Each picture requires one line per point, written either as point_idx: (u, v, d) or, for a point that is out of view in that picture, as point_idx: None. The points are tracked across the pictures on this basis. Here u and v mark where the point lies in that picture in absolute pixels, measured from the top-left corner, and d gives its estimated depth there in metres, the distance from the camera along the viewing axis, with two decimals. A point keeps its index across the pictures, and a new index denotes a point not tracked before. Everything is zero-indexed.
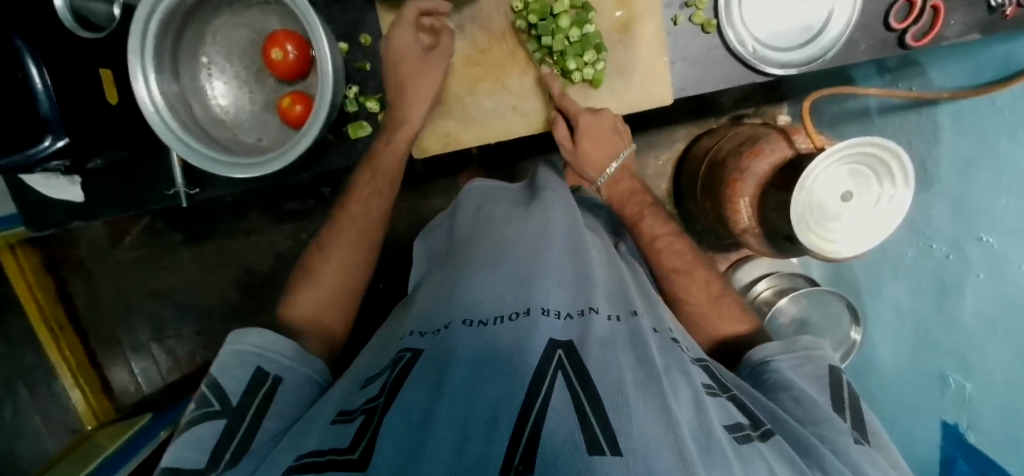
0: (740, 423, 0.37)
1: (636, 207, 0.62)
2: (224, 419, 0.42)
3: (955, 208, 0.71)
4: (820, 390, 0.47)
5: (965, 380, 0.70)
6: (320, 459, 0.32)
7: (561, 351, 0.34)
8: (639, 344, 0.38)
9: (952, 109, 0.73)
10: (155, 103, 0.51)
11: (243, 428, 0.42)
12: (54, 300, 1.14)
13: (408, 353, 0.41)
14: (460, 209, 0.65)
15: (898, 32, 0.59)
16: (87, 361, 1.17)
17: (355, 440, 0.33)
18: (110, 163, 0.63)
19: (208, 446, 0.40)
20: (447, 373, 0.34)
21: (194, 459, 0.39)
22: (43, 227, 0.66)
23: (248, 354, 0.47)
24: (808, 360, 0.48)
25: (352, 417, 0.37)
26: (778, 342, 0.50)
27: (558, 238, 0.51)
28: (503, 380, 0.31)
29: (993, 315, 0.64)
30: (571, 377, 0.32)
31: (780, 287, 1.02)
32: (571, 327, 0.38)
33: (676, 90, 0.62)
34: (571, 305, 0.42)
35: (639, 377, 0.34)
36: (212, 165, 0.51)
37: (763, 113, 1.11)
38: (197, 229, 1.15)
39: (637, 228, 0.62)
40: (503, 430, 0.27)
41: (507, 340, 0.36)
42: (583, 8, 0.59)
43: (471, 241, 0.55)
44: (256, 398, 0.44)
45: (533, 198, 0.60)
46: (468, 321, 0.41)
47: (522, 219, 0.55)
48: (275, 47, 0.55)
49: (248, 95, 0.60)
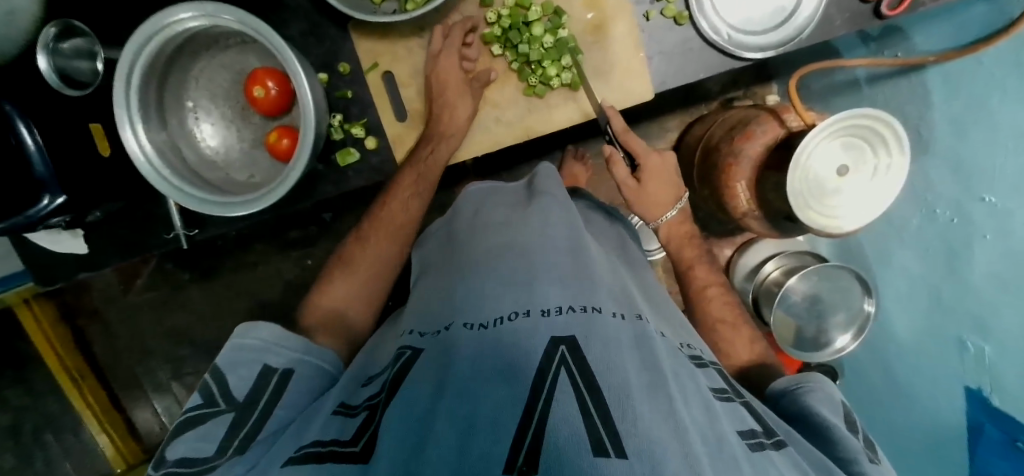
0: (753, 430, 0.37)
1: (692, 252, 0.72)
2: (233, 410, 0.43)
3: (954, 170, 0.70)
4: (833, 410, 0.48)
5: (983, 343, 0.68)
6: (322, 451, 0.34)
7: (563, 347, 0.34)
8: (644, 346, 0.38)
9: (939, 72, 0.72)
10: (144, 151, 0.52)
11: (252, 419, 0.43)
12: (73, 349, 1.16)
13: (408, 351, 0.41)
14: (455, 215, 0.65)
15: (872, 3, 0.59)
16: (111, 406, 1.19)
17: (358, 433, 0.35)
18: (110, 214, 0.64)
19: (219, 434, 0.41)
20: (449, 374, 0.34)
21: (203, 449, 0.40)
22: (51, 282, 0.67)
23: (258, 348, 0.48)
24: (818, 387, 0.51)
25: (353, 412, 0.39)
26: (786, 375, 0.54)
27: (555, 239, 0.51)
28: (505, 381, 0.31)
29: (1003, 273, 0.63)
30: (575, 376, 0.31)
31: (789, 266, 1.00)
32: (573, 322, 0.37)
33: (656, 85, 0.63)
34: (573, 299, 0.41)
35: (644, 379, 0.33)
36: (208, 206, 0.52)
37: (753, 94, 1.10)
38: (204, 266, 1.16)
39: (690, 272, 0.71)
40: (507, 432, 0.27)
41: (507, 341, 0.36)
42: (555, 14, 0.60)
43: (467, 243, 0.55)
44: (265, 393, 0.45)
45: (530, 201, 0.60)
46: (469, 323, 0.40)
47: (518, 222, 0.55)
48: (257, 85, 0.56)
49: (236, 133, 0.61)
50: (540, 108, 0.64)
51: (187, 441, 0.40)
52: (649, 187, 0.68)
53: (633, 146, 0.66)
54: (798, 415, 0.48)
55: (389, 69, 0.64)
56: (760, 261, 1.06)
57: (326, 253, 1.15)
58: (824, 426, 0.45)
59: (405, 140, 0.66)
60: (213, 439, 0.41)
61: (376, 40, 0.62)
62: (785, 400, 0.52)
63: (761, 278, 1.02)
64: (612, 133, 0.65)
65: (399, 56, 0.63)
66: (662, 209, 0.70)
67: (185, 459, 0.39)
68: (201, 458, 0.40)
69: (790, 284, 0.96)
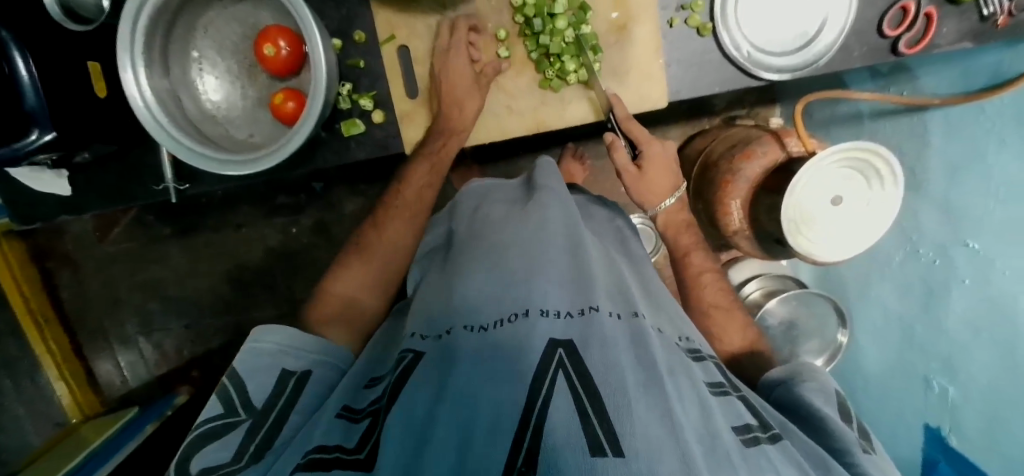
0: (748, 424, 0.38)
1: (689, 238, 0.70)
2: (252, 418, 0.42)
3: (943, 212, 0.72)
4: (828, 400, 0.49)
5: (948, 385, 0.72)
6: (327, 457, 0.34)
7: (561, 351, 0.34)
8: (642, 345, 0.37)
9: (941, 115, 0.72)
10: (144, 97, 0.50)
11: (266, 428, 0.42)
12: (40, 292, 1.12)
13: (410, 354, 0.40)
14: (457, 209, 0.65)
15: (891, 39, 0.58)
16: (73, 354, 1.16)
17: (363, 440, 0.35)
18: (98, 157, 0.62)
19: (236, 440, 0.40)
20: (450, 373, 0.34)
21: (219, 455, 0.39)
22: (30, 221, 0.65)
23: (272, 351, 0.48)
24: (811, 377, 0.52)
25: (357, 417, 0.39)
26: (779, 365, 0.55)
27: (556, 237, 0.49)
28: (507, 381, 0.31)
29: (976, 320, 0.66)
30: (573, 378, 0.31)
31: (770, 288, 1.02)
32: (572, 326, 0.37)
33: (670, 94, 0.61)
34: (571, 302, 0.40)
35: (641, 379, 0.33)
36: (210, 165, 0.50)
37: (755, 114, 1.12)
38: (186, 223, 1.13)
39: (687, 259, 0.70)
40: (505, 432, 0.28)
41: (508, 342, 0.36)
42: (580, 8, 0.58)
43: (471, 240, 0.54)
44: (280, 399, 0.44)
45: (530, 197, 0.59)
46: (470, 326, 0.39)
47: (522, 217, 0.54)
48: (268, 43, 0.54)
49: (240, 89, 0.59)
50: (553, 103, 0.63)
51: (205, 452, 0.39)
52: (649, 175, 0.67)
53: (637, 134, 0.66)
54: (792, 406, 0.50)
55: (405, 44, 0.62)
56: (742, 279, 1.08)
57: (313, 223, 1.14)
58: (820, 417, 0.45)
59: (413, 117, 0.64)
60: (231, 443, 0.40)
61: (395, 11, 0.60)
62: (778, 392, 0.53)
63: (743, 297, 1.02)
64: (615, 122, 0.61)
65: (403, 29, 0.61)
66: (659, 196, 0.68)
67: (208, 467, 0.38)
68: (219, 465, 0.38)
69: (769, 306, 0.98)
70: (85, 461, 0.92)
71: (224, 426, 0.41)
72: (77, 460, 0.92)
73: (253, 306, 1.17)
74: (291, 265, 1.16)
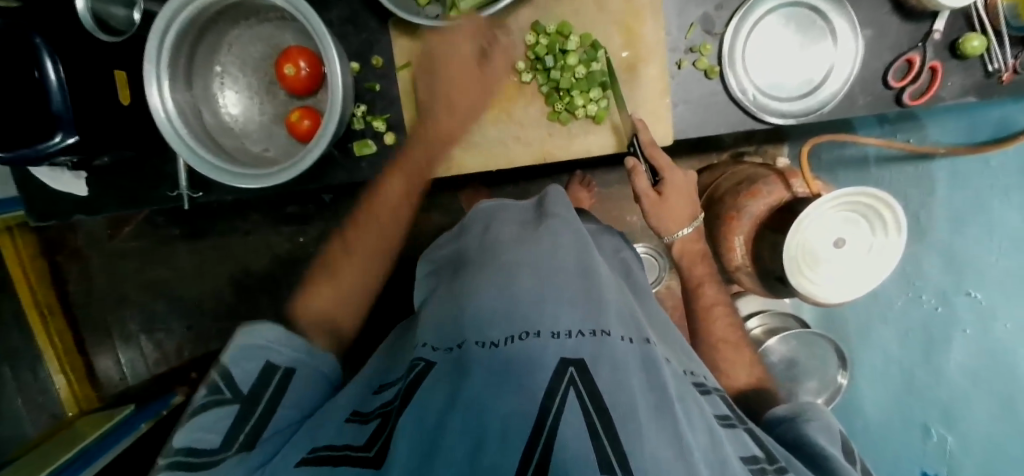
0: (755, 455, 0.38)
1: (701, 270, 0.70)
2: (239, 402, 0.43)
3: (947, 260, 0.72)
4: (832, 439, 0.48)
5: (947, 433, 0.74)
6: (335, 454, 0.34)
7: (572, 369, 0.34)
8: (652, 369, 0.38)
9: (947, 166, 0.73)
10: (166, 109, 0.52)
11: (256, 415, 0.42)
12: (49, 285, 1.14)
13: (422, 362, 0.42)
14: (467, 230, 0.66)
15: (896, 90, 0.59)
16: (75, 349, 1.18)
17: (371, 438, 0.35)
18: (117, 162, 0.64)
19: (224, 421, 0.40)
20: (464, 382, 0.35)
21: (209, 440, 0.39)
22: (45, 219, 0.66)
23: (259, 345, 0.47)
24: (817, 416, 0.52)
25: (367, 419, 0.39)
26: (786, 402, 0.55)
27: (569, 266, 0.49)
28: (517, 392, 0.32)
29: (977, 370, 0.68)
30: (584, 397, 0.31)
31: (771, 325, 1.03)
32: (583, 346, 0.37)
33: (676, 132, 0.62)
34: (582, 323, 0.40)
35: (651, 402, 0.34)
36: (225, 177, 0.52)
37: (763, 151, 1.13)
38: (196, 226, 1.15)
39: (699, 290, 0.69)
40: (516, 440, 0.28)
41: (520, 360, 0.36)
42: (592, 46, 0.59)
43: (484, 256, 0.55)
44: (267, 389, 0.44)
45: (540, 222, 0.59)
46: (481, 341, 0.40)
47: (535, 238, 0.54)
48: (288, 63, 0.55)
49: (258, 105, 0.61)
50: (561, 134, 0.64)
51: (194, 432, 0.39)
52: (669, 202, 0.65)
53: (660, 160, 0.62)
54: (794, 443, 0.48)
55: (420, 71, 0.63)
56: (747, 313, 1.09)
57: (319, 234, 1.15)
58: (820, 453, 0.45)
59: None
60: (217, 428, 0.40)
61: (413, 39, 0.62)
62: (781, 427, 0.52)
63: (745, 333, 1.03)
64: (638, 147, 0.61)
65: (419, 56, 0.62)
66: (679, 224, 0.66)
67: (194, 448, 0.38)
68: (207, 449, 0.38)
69: (768, 345, 0.98)
70: (67, 462, 0.90)
71: (209, 411, 0.41)
72: (59, 461, 0.90)
73: (255, 312, 1.18)
74: (295, 274, 1.17)
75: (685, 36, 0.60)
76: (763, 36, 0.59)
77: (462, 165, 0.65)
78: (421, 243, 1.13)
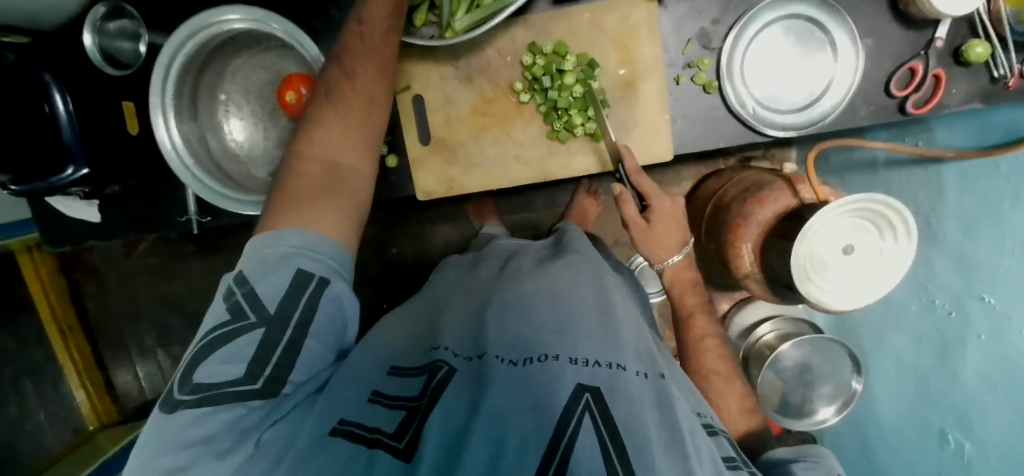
0: None
1: (694, 299, 0.68)
2: (263, 325, 0.37)
3: (960, 267, 0.71)
4: None
5: (965, 440, 0.73)
6: (366, 435, 0.34)
7: (587, 395, 0.34)
8: (665, 404, 0.37)
9: (957, 169, 0.72)
10: (172, 140, 0.55)
11: (286, 340, 0.38)
12: (67, 302, 1.17)
13: (445, 367, 0.40)
14: (485, 262, 0.67)
15: (899, 99, 0.58)
16: (94, 364, 1.20)
17: (402, 426, 0.35)
18: (127, 189, 0.65)
19: (250, 348, 0.36)
20: (484, 394, 0.35)
21: (231, 369, 0.35)
22: (60, 245, 0.68)
23: (287, 255, 0.40)
24: (817, 463, 0.45)
25: (391, 404, 0.38)
26: (789, 446, 0.50)
27: (585, 294, 0.49)
28: (535, 412, 0.33)
29: (993, 375, 0.67)
30: (599, 424, 0.32)
31: (785, 330, 1.00)
32: (600, 375, 0.37)
33: (676, 147, 0.62)
34: (601, 353, 0.40)
35: (662, 438, 0.34)
36: (225, 203, 0.54)
37: (770, 155, 1.13)
38: (208, 242, 1.17)
39: (689, 321, 0.68)
40: (531, 461, 0.30)
41: (540, 379, 0.36)
42: (588, 65, 0.60)
43: (497, 284, 0.55)
44: (296, 309, 0.38)
45: (559, 256, 0.60)
46: (500, 356, 0.40)
47: (550, 268, 0.55)
48: (291, 90, 0.56)
49: (262, 131, 0.60)
50: (561, 152, 0.64)
51: (216, 359, 0.35)
52: (657, 230, 0.64)
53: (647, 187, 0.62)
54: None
55: (420, 94, 0.64)
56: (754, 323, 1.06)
57: None
58: None
59: (425, 163, 0.65)
60: (242, 355, 0.36)
61: (412, 62, 0.63)
62: (777, 470, 0.47)
63: (754, 338, 1.02)
64: (623, 173, 0.61)
65: (418, 78, 0.63)
66: (667, 251, 0.65)
67: (211, 381, 0.35)
68: (228, 381, 0.35)
69: (781, 351, 0.96)
70: None
71: (232, 331, 0.37)
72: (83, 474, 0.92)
73: None
74: None
75: (682, 52, 0.59)
76: (762, 48, 0.58)
77: (465, 185, 0.66)
78: (429, 255, 1.14)
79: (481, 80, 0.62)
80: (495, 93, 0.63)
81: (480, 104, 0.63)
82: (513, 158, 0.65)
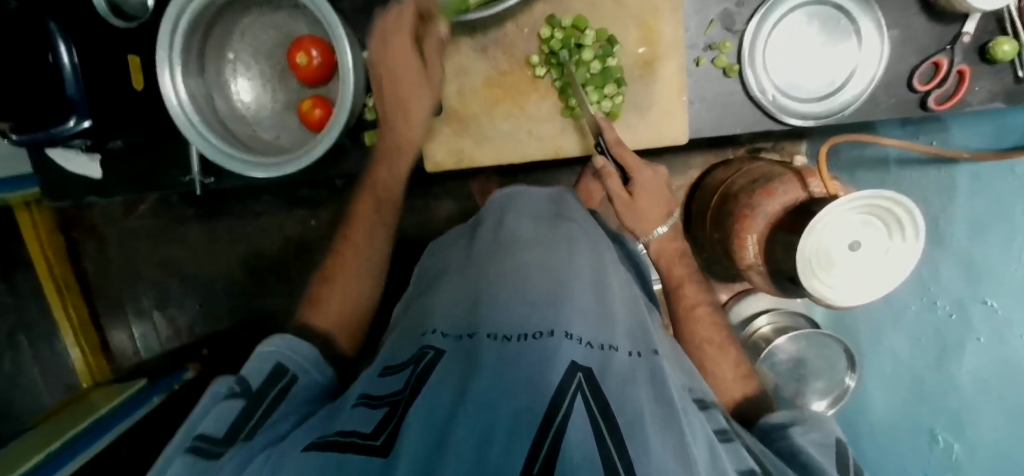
0: (752, 469, 0.37)
1: (682, 271, 0.64)
2: (244, 399, 0.41)
3: (967, 270, 0.71)
4: (827, 452, 0.44)
5: (954, 441, 0.75)
6: (343, 440, 0.32)
7: (581, 375, 0.34)
8: (659, 381, 0.38)
9: (971, 172, 0.70)
10: (178, 96, 0.52)
11: (262, 410, 0.40)
12: (65, 260, 1.16)
13: (431, 352, 0.41)
14: (482, 223, 0.65)
15: (921, 93, 0.57)
16: (90, 323, 1.21)
17: (380, 427, 0.33)
18: (131, 145, 0.64)
19: (229, 420, 0.39)
20: (470, 381, 0.33)
21: (214, 428, 0.37)
22: (60, 198, 0.68)
23: (268, 355, 0.46)
24: (815, 427, 0.47)
25: (376, 404, 0.38)
26: (785, 410, 0.51)
27: (581, 270, 0.50)
28: (525, 392, 0.31)
29: (988, 375, 0.68)
30: (590, 403, 0.31)
31: (781, 324, 1.00)
32: (593, 356, 0.37)
33: (691, 131, 0.61)
34: (594, 334, 0.40)
35: (657, 415, 0.34)
36: (231, 163, 0.52)
37: (780, 148, 1.12)
38: (210, 206, 1.17)
39: (679, 291, 0.64)
40: (524, 437, 0.27)
41: (532, 355, 0.35)
42: (608, 41, 0.58)
43: (491, 253, 0.54)
44: (273, 389, 0.43)
45: (557, 222, 0.60)
46: (493, 334, 0.40)
47: (547, 239, 0.54)
48: (300, 52, 0.55)
49: (270, 92, 0.60)
50: (574, 130, 0.63)
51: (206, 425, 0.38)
52: (642, 203, 0.59)
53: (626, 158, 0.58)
54: (785, 453, 0.45)
55: None
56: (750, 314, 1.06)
57: (331, 218, 1.16)
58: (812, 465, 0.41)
59: (435, 135, 0.64)
60: (220, 419, 0.38)
61: None
62: (775, 434, 0.48)
63: (752, 330, 1.01)
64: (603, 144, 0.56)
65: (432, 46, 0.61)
66: (653, 225, 0.61)
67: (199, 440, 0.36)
68: (210, 438, 0.36)
69: (778, 342, 0.96)
70: (84, 432, 0.92)
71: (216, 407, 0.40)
72: (76, 430, 0.92)
73: (265, 292, 1.20)
74: (306, 256, 1.19)
75: (704, 33, 0.58)
76: (785, 35, 0.57)
77: (475, 157, 0.65)
78: (430, 230, 1.14)
79: (497, 51, 0.61)
80: (510, 66, 0.62)
81: (494, 77, 0.62)
82: (526, 134, 0.64)
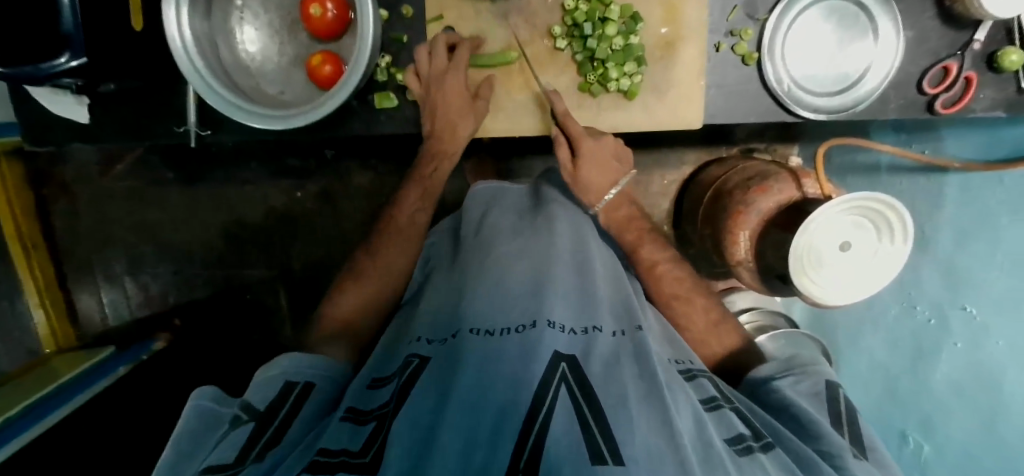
0: (741, 434, 0.37)
1: (636, 233, 0.62)
2: (255, 420, 0.39)
3: (948, 275, 0.74)
4: (818, 405, 0.46)
5: (925, 441, 0.78)
6: (331, 460, 0.30)
7: (564, 365, 0.35)
8: (642, 355, 0.39)
9: (960, 180, 0.72)
10: (182, 37, 0.50)
11: (275, 424, 0.39)
12: (32, 217, 1.11)
13: (416, 360, 0.41)
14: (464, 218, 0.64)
15: (929, 96, 0.58)
16: (56, 284, 1.15)
17: (367, 443, 0.33)
18: (122, 90, 0.61)
19: (239, 443, 0.36)
20: (453, 383, 0.33)
21: (224, 455, 0.34)
22: (41, 144, 0.64)
23: (277, 375, 0.45)
24: (805, 377, 0.49)
25: (363, 419, 0.37)
26: (776, 361, 0.52)
27: (563, 257, 0.51)
28: (505, 391, 0.32)
29: (966, 384, 0.72)
30: (574, 391, 0.32)
31: (761, 323, 1.00)
32: (575, 343, 0.39)
33: (706, 117, 0.61)
34: (575, 320, 0.42)
35: (640, 391, 0.34)
36: (237, 113, 0.50)
37: (772, 150, 1.12)
38: (192, 170, 1.12)
39: (636, 254, 0.62)
40: (508, 438, 0.28)
41: (513, 352, 0.36)
42: (631, 18, 0.58)
43: (476, 249, 0.55)
44: (285, 404, 0.42)
45: (538, 212, 0.61)
46: (476, 330, 0.40)
47: (530, 233, 0.55)
48: (315, 3, 0.52)
49: (278, 45, 0.58)
50: (589, 107, 0.62)
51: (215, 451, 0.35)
52: (586, 173, 0.61)
53: (570, 128, 0.59)
54: (777, 409, 0.46)
55: (451, 26, 0.61)
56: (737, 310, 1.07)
57: (319, 190, 1.12)
58: (807, 422, 0.42)
59: None
60: (232, 444, 0.36)
61: None
62: (763, 388, 0.49)
63: None
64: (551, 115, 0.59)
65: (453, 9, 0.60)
66: (598, 194, 0.62)
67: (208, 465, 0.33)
68: (220, 463, 0.33)
69: (755, 339, 0.95)
70: (47, 399, 0.88)
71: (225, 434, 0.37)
72: (36, 397, 0.88)
73: (244, 264, 1.17)
74: (289, 228, 1.15)
75: (726, 18, 0.58)
76: (804, 27, 0.58)
77: (488, 126, 0.64)
78: None
79: (518, 20, 0.60)
80: (528, 37, 0.61)
81: (512, 47, 0.61)
82: (540, 108, 0.63)
